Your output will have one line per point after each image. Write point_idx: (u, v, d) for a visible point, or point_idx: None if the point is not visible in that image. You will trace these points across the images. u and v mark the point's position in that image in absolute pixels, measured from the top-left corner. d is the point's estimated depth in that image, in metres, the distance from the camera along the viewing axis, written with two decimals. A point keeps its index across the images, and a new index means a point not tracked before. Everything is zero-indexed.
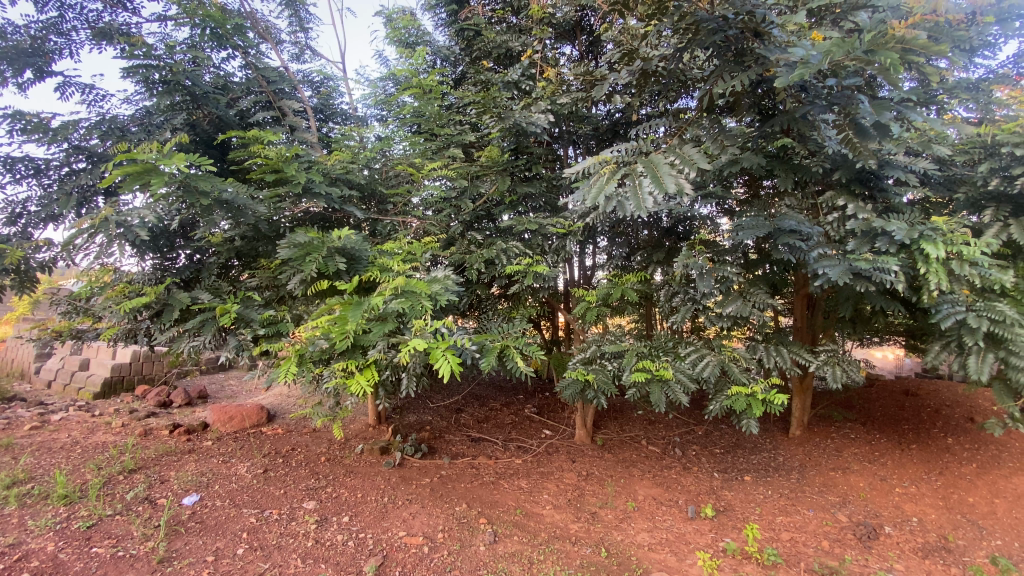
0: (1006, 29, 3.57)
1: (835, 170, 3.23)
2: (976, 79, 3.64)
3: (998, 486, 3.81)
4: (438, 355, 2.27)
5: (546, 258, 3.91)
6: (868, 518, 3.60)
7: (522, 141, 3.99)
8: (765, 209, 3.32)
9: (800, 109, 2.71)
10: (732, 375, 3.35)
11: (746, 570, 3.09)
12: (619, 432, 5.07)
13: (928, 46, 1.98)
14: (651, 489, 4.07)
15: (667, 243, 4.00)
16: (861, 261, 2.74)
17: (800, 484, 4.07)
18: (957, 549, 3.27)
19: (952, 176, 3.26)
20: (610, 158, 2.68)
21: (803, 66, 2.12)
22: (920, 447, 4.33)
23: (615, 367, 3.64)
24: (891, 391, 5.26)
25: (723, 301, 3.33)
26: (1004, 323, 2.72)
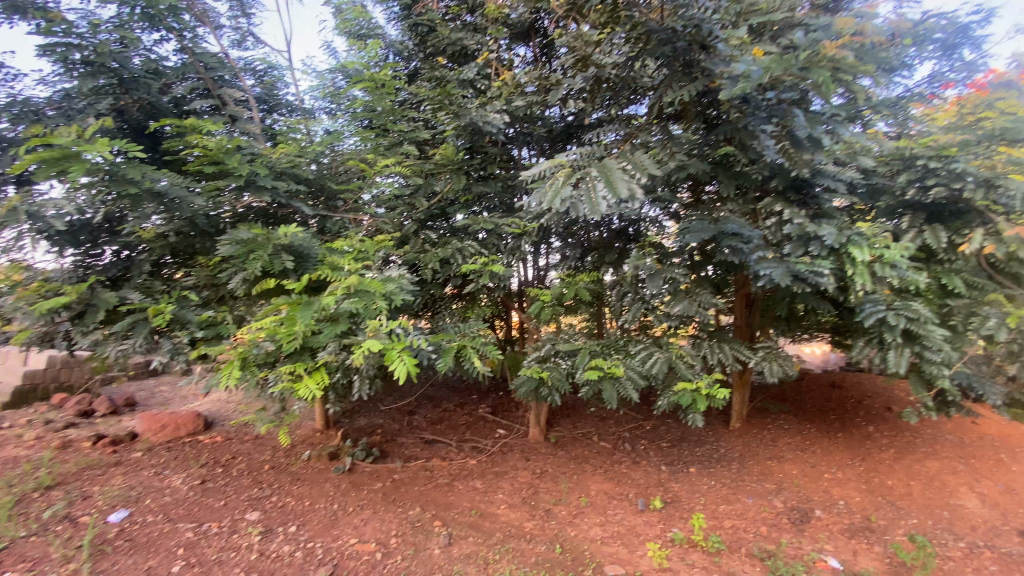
0: (922, 51, 3.92)
1: (772, 178, 3.43)
2: (897, 96, 3.98)
3: (913, 469, 4.18)
4: (393, 356, 2.22)
5: (501, 257, 3.92)
6: (801, 503, 3.86)
7: (477, 141, 3.97)
8: (709, 214, 3.48)
9: (742, 120, 2.86)
10: (679, 371, 3.50)
11: (693, 558, 3.24)
12: (572, 428, 5.16)
13: (857, 66, 2.14)
14: (603, 484, 4.17)
15: (618, 245, 4.13)
16: (797, 264, 2.95)
17: (740, 473, 4.30)
18: (879, 529, 3.58)
19: (875, 185, 3.55)
20: (564, 162, 2.72)
21: (745, 80, 2.24)
22: (845, 435, 4.68)
23: (569, 365, 3.69)
24: (820, 383, 5.65)
25: (671, 301, 3.46)
26: (920, 321, 2.99)
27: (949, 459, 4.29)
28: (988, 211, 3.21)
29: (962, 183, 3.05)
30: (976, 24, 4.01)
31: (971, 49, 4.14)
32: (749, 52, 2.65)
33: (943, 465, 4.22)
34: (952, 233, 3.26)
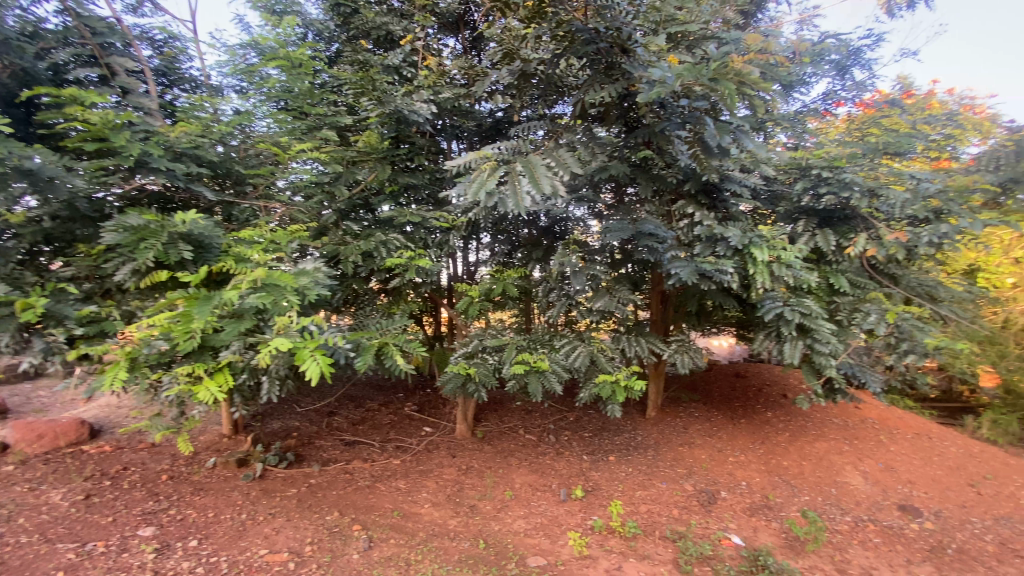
0: (818, 70, 4.34)
1: (686, 181, 3.63)
2: (794, 112, 4.44)
3: (804, 449, 4.64)
4: (304, 355, 2.08)
5: (428, 252, 3.83)
6: (709, 486, 4.15)
7: (403, 130, 3.84)
8: (628, 213, 3.62)
9: (658, 124, 2.98)
10: (600, 365, 3.62)
11: (611, 544, 3.37)
12: (499, 423, 5.19)
13: (761, 79, 2.29)
14: (528, 476, 4.23)
15: (545, 242, 4.18)
16: (705, 263, 3.15)
17: (655, 460, 4.54)
18: (776, 505, 3.94)
19: (775, 191, 3.86)
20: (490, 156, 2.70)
21: (661, 85, 2.31)
22: (747, 420, 5.10)
23: (496, 360, 3.69)
24: (726, 373, 6.10)
25: (593, 297, 3.58)
26: (810, 316, 3.31)
27: (834, 440, 4.79)
28: (868, 218, 3.60)
29: (849, 191, 3.37)
30: (864, 49, 4.49)
31: (860, 70, 4.64)
32: (665, 58, 2.76)
33: (830, 445, 4.70)
34: (839, 237, 3.61)
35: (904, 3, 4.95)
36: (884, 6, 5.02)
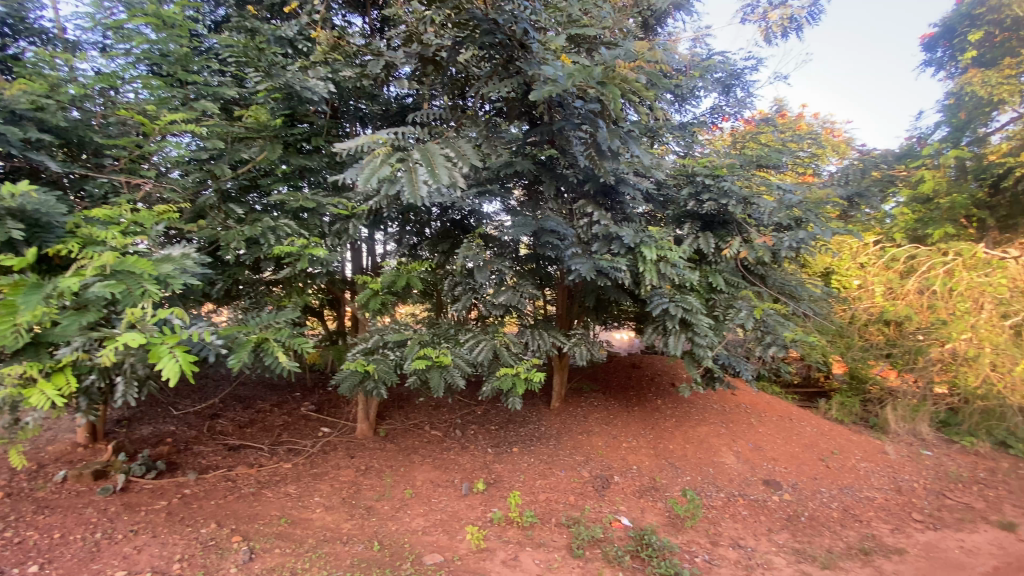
0: (707, 85, 4.72)
1: (586, 181, 3.78)
2: (686, 122, 4.81)
3: (688, 433, 5.05)
4: (161, 353, 1.86)
5: (325, 241, 3.60)
6: (603, 471, 4.38)
7: (297, 108, 3.60)
8: (532, 210, 3.69)
9: (556, 123, 3.07)
10: (502, 358, 3.65)
11: (508, 535, 3.43)
12: (403, 420, 5.05)
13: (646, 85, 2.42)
14: (430, 472, 4.16)
15: (456, 234, 4.10)
16: (600, 260, 3.30)
17: (556, 449, 4.69)
18: (661, 486, 4.26)
19: (666, 195, 4.14)
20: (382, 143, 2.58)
21: (553, 84, 2.39)
22: (640, 408, 5.44)
23: (397, 356, 3.57)
24: (624, 363, 6.46)
25: (497, 291, 3.61)
26: (692, 311, 3.60)
27: (713, 424, 5.26)
28: (743, 223, 3.99)
29: (727, 198, 3.70)
30: (745, 70, 4.94)
31: (741, 89, 5.11)
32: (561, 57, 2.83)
33: (710, 429, 5.16)
34: (718, 240, 3.96)
35: (779, 32, 5.52)
36: (763, 33, 5.56)
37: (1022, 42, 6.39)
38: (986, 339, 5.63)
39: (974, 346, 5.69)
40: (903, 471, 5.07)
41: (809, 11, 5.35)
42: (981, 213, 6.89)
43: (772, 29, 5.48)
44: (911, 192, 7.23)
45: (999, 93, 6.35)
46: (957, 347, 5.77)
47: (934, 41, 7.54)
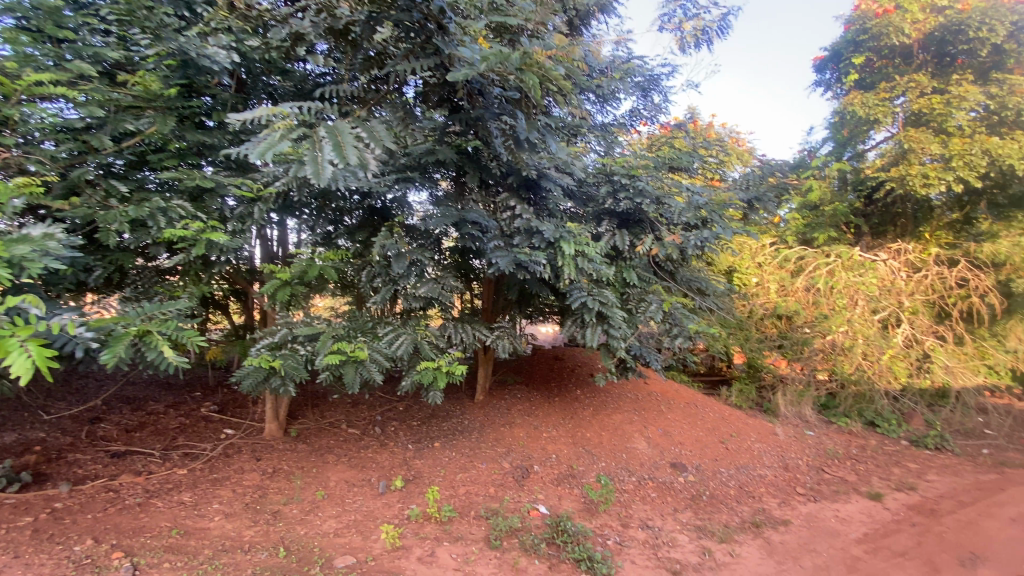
0: (628, 88, 4.91)
1: (509, 174, 3.81)
2: (607, 123, 4.99)
3: (604, 421, 5.27)
4: (10, 347, 1.61)
5: (226, 226, 3.31)
6: (523, 461, 4.45)
7: (195, 78, 3.29)
8: (453, 202, 3.64)
9: (476, 112, 3.18)
10: (423, 352, 3.58)
11: (426, 531, 3.38)
12: (318, 419, 4.79)
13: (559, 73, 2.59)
14: (345, 472, 3.99)
15: (375, 223, 3.94)
16: (521, 254, 3.35)
17: (477, 442, 4.68)
18: (578, 473, 4.41)
19: (586, 193, 4.24)
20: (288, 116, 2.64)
21: (470, 65, 2.56)
22: (560, 399, 5.59)
23: (308, 351, 3.37)
24: (547, 356, 6.59)
25: (417, 284, 3.53)
26: (608, 305, 3.74)
27: (627, 412, 5.52)
28: (655, 222, 4.22)
29: (642, 198, 3.89)
30: (661, 77, 5.20)
31: (658, 94, 5.37)
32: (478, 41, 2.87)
33: (625, 417, 5.41)
34: (633, 237, 4.16)
35: (692, 42, 5.87)
36: (678, 42, 5.87)
37: (895, 70, 7.34)
38: (858, 332, 6.46)
39: (850, 337, 6.50)
40: (789, 450, 5.64)
41: (719, 25, 5.79)
42: (857, 220, 7.90)
43: (686, 40, 5.81)
44: (803, 199, 7.96)
45: (873, 114, 7.08)
46: (835, 339, 6.55)
47: (823, 64, 8.43)
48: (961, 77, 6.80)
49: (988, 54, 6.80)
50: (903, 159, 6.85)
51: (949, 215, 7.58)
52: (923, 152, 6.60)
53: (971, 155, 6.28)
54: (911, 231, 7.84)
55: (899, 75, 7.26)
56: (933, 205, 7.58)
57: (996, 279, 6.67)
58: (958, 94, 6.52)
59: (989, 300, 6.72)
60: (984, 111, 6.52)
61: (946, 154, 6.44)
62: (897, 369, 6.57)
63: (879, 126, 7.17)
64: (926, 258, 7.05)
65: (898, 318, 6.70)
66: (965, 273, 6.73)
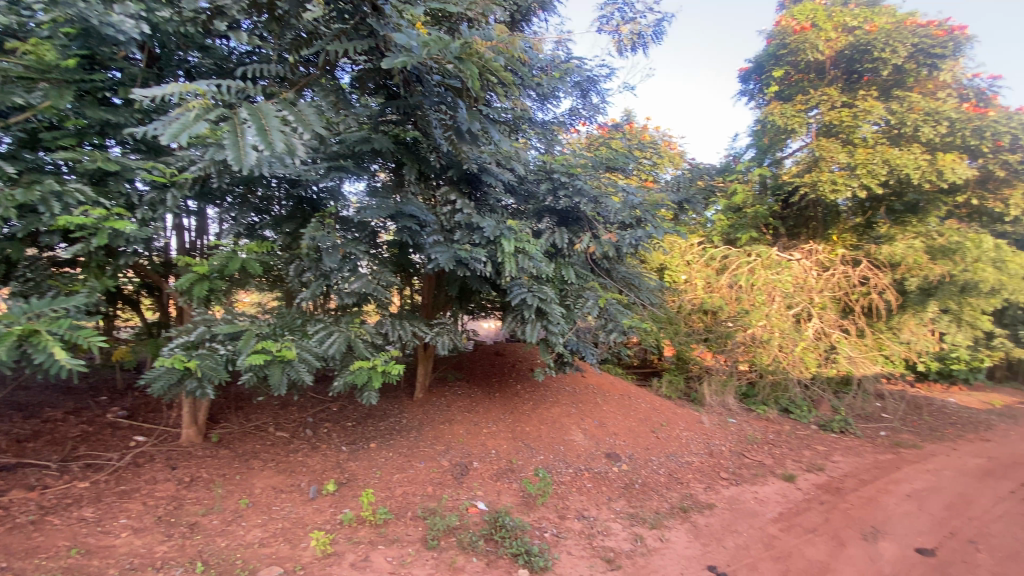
0: (567, 87, 4.97)
1: (449, 168, 3.78)
2: (546, 121, 5.03)
3: (543, 415, 5.34)
4: None
5: (135, 213, 3.01)
6: (462, 458, 4.42)
7: (98, 48, 2.96)
8: (390, 194, 3.51)
9: (415, 99, 3.16)
10: (357, 350, 3.45)
11: (360, 535, 3.27)
12: (243, 422, 4.48)
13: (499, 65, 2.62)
14: (272, 478, 3.77)
15: (302, 213, 3.72)
16: (460, 251, 3.33)
17: (415, 441, 4.59)
18: (517, 468, 4.44)
19: (527, 190, 4.23)
20: (204, 94, 2.46)
21: (407, 52, 2.49)
22: (500, 394, 5.60)
23: (229, 351, 3.14)
24: (488, 352, 6.57)
25: (350, 279, 3.36)
26: (547, 301, 3.77)
27: (565, 405, 5.62)
28: (592, 221, 4.31)
29: (580, 197, 3.96)
30: (599, 78, 5.31)
31: (596, 95, 5.48)
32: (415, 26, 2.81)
33: (563, 410, 5.50)
34: (572, 235, 4.23)
35: (629, 45, 6.04)
36: (616, 45, 6.02)
37: (809, 84, 7.96)
38: (775, 326, 6.93)
39: (767, 330, 6.96)
40: (714, 437, 6.00)
41: (654, 30, 5.99)
42: (774, 222, 8.51)
43: (624, 43, 5.97)
44: (728, 201, 8.43)
45: (790, 124, 7.69)
46: (755, 332, 6.99)
47: (747, 75, 8.98)
48: (867, 93, 7.43)
49: (889, 73, 7.46)
50: (816, 166, 7.41)
51: (853, 219, 8.40)
52: (832, 161, 7.22)
53: (873, 165, 6.92)
54: (821, 233, 8.64)
55: (813, 90, 7.87)
56: (840, 210, 8.32)
57: (892, 278, 7.41)
58: (863, 109, 7.15)
59: (886, 297, 7.45)
60: (886, 125, 7.12)
61: (852, 163, 7.09)
62: (808, 360, 7.05)
63: (796, 135, 7.70)
64: (834, 259, 7.62)
65: (809, 313, 7.22)
66: (866, 272, 7.41)
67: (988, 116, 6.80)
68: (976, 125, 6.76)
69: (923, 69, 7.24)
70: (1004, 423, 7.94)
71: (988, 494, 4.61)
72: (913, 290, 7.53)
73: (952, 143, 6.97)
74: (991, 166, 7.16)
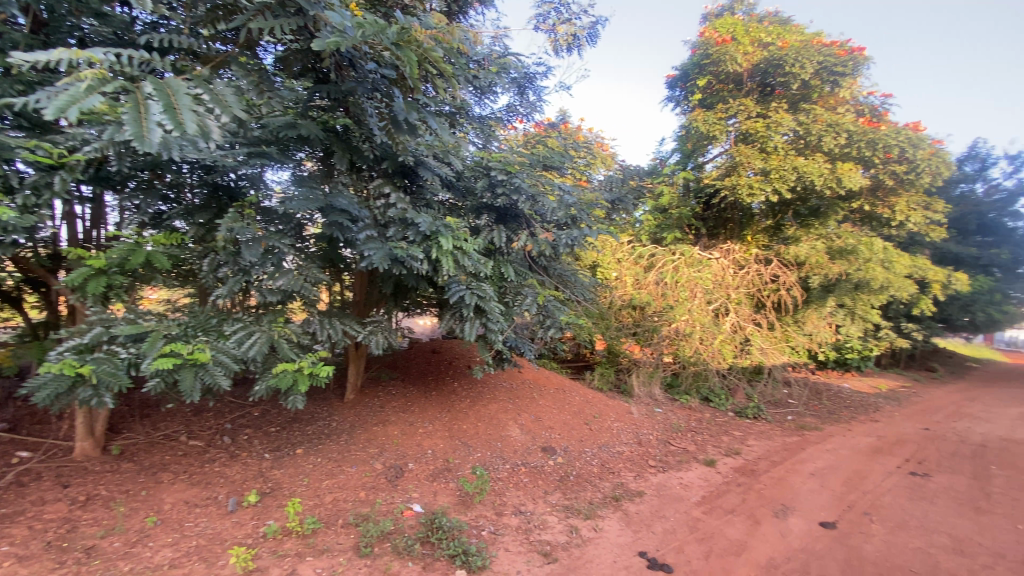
0: (504, 83, 4.94)
1: (383, 159, 3.64)
2: (483, 116, 4.99)
3: (480, 412, 5.31)
4: None
5: (12, 197, 2.62)
6: (396, 460, 4.29)
7: None
8: (319, 185, 3.32)
9: (347, 85, 3.03)
10: (281, 352, 3.23)
11: (285, 547, 3.08)
12: (150, 432, 4.06)
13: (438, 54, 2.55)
14: (185, 492, 3.46)
15: (217, 203, 3.41)
16: (395, 248, 3.23)
17: (346, 444, 4.39)
18: (454, 467, 4.39)
19: (464, 185, 4.17)
20: (100, 64, 2.18)
21: (340, 33, 2.36)
22: (437, 393, 5.49)
23: (131, 354, 2.82)
24: (423, 349, 6.42)
25: (274, 275, 3.14)
26: (485, 299, 3.73)
27: (501, 401, 5.62)
28: (530, 218, 4.33)
29: (518, 195, 3.97)
30: (536, 76, 5.34)
31: (533, 92, 5.50)
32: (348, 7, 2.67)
33: (499, 407, 5.50)
34: (510, 233, 4.21)
35: (565, 46, 6.12)
36: (552, 44, 6.08)
37: (728, 94, 8.50)
38: (696, 320, 7.35)
39: (689, 325, 7.35)
40: (643, 427, 6.27)
41: (588, 32, 6.11)
42: (696, 223, 9.04)
43: (559, 42, 6.04)
44: (655, 202, 8.81)
45: (712, 131, 8.16)
46: (678, 326, 7.38)
47: (674, 82, 9.43)
48: (778, 105, 8.08)
49: (797, 88, 8.11)
50: (734, 171, 8.03)
51: (765, 221, 9.10)
52: (749, 166, 7.77)
53: (784, 171, 7.52)
54: (737, 233, 9.29)
55: (732, 99, 8.40)
56: (753, 212, 8.95)
57: (798, 275, 8.10)
58: (776, 120, 7.74)
59: (792, 293, 8.13)
60: (795, 135, 7.81)
61: (765, 169, 7.66)
62: (726, 352, 7.50)
63: (717, 141, 8.23)
64: (748, 258, 8.15)
65: (726, 308, 7.71)
66: (776, 271, 8.04)
67: (879, 131, 7.59)
68: (870, 138, 7.52)
69: (826, 86, 7.97)
70: (887, 404, 8.97)
71: (877, 468, 5.16)
72: (815, 287, 8.29)
73: (849, 154, 7.77)
74: (880, 175, 8.02)
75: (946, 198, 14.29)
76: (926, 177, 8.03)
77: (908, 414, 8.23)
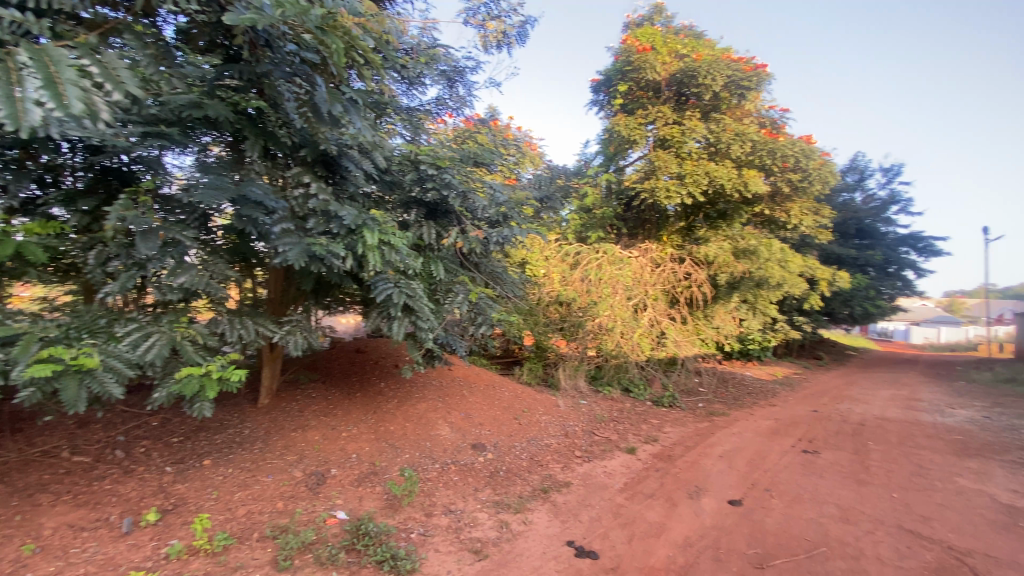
0: (433, 75, 4.83)
1: (302, 148, 3.44)
2: (411, 108, 4.86)
3: (408, 412, 5.18)
4: None
5: None
6: (318, 467, 4.08)
7: None
8: (228, 173, 3.08)
9: (262, 67, 2.84)
10: (185, 355, 2.95)
11: (193, 567, 2.83)
12: (24, 447, 3.53)
13: (366, 44, 2.49)
14: (70, 514, 3.05)
15: (105, 187, 3.03)
16: (314, 245, 3.09)
17: (262, 452, 4.10)
18: (380, 470, 4.25)
19: (391, 179, 4.04)
20: None
21: (257, 11, 2.21)
22: (361, 394, 5.29)
23: None
24: (347, 349, 6.15)
25: (175, 271, 2.85)
26: (414, 297, 3.64)
27: (430, 400, 5.53)
28: (461, 215, 4.28)
29: (448, 191, 3.91)
30: (466, 70, 5.28)
31: (463, 87, 5.44)
32: None
33: (428, 405, 5.40)
34: (440, 229, 4.14)
35: (495, 43, 6.11)
36: (482, 40, 6.04)
37: (647, 101, 8.96)
38: (618, 315, 7.67)
39: (612, 319, 7.67)
40: (569, 419, 6.46)
41: (518, 31, 6.14)
42: (618, 223, 9.47)
43: (489, 39, 6.01)
44: (580, 202, 9.07)
45: (632, 135, 8.56)
46: (602, 321, 7.69)
47: (598, 86, 9.75)
48: (692, 114, 8.64)
49: (709, 99, 8.71)
50: (652, 175, 8.44)
51: (679, 223, 9.71)
52: (665, 170, 8.25)
53: (697, 176, 8.07)
54: (654, 233, 9.83)
55: (651, 106, 8.86)
56: (669, 214, 9.53)
57: (708, 273, 8.74)
58: (690, 127, 8.27)
59: (703, 288, 8.74)
60: (706, 143, 8.40)
61: (680, 173, 8.17)
62: (644, 344, 7.90)
63: (637, 146, 8.66)
64: (664, 257, 8.64)
65: (645, 303, 8.11)
66: (689, 269, 8.62)
67: (777, 142, 8.36)
68: (770, 148, 8.26)
69: (734, 98, 8.63)
70: (783, 390, 9.96)
71: (775, 448, 5.70)
72: (722, 284, 8.99)
73: (752, 162, 8.49)
74: (778, 182, 8.85)
75: (830, 205, 16.08)
76: (816, 185, 8.96)
77: (799, 397, 9.20)
